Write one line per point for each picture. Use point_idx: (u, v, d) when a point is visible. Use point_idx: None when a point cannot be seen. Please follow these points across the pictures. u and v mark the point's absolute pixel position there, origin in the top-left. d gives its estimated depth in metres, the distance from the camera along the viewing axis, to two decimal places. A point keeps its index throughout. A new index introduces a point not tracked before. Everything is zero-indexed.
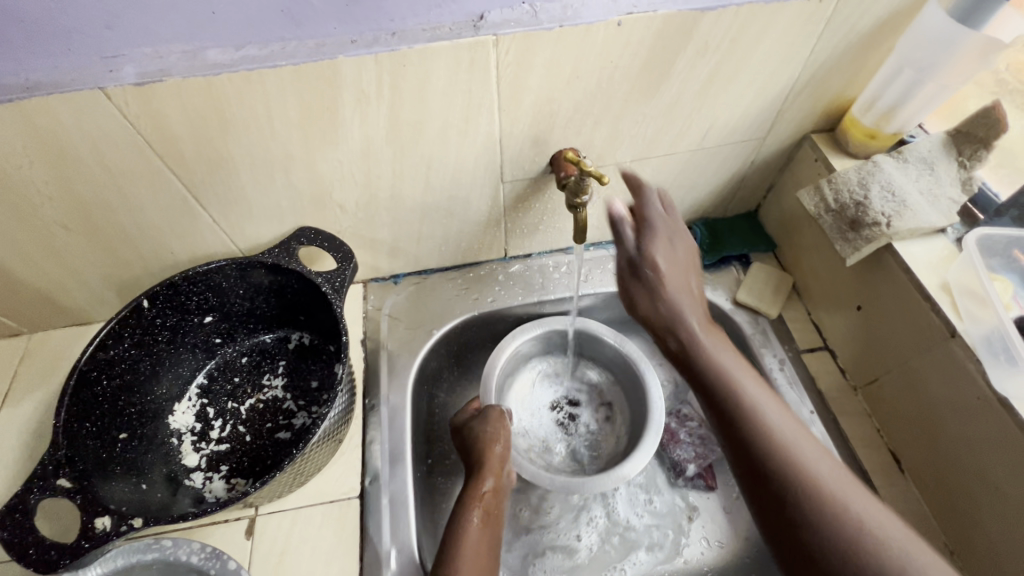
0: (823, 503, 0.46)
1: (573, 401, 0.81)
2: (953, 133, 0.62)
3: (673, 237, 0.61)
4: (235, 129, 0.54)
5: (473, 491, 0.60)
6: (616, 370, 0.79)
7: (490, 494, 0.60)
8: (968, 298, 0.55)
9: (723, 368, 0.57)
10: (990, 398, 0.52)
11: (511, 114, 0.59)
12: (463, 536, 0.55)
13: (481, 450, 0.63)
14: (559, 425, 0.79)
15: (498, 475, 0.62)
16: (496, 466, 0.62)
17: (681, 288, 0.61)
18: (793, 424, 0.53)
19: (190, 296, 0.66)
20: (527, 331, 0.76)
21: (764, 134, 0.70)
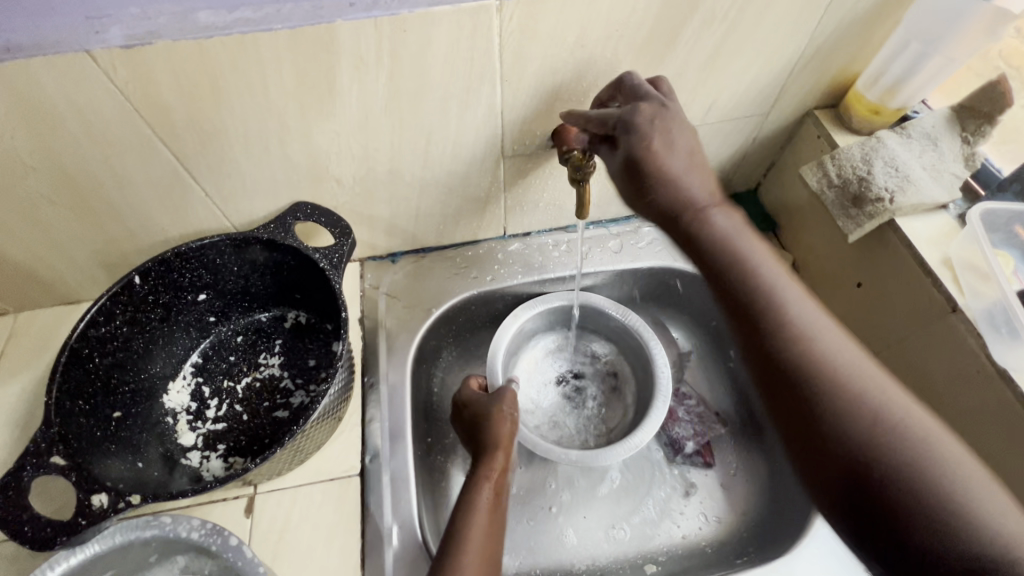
0: (856, 404, 0.43)
1: (578, 373, 0.81)
2: (958, 108, 0.62)
3: (656, 117, 0.53)
4: (228, 97, 0.52)
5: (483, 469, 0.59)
6: (622, 341, 0.80)
7: (499, 472, 0.59)
8: (970, 273, 0.56)
9: (741, 260, 0.51)
10: (990, 370, 0.53)
11: (513, 85, 0.58)
12: (473, 516, 0.54)
13: (489, 427, 0.62)
14: (566, 400, 0.79)
15: (507, 452, 0.61)
16: (504, 443, 0.61)
17: (684, 170, 0.54)
18: (820, 320, 0.48)
19: (183, 272, 0.64)
20: (533, 305, 0.77)
21: (766, 109, 0.69)
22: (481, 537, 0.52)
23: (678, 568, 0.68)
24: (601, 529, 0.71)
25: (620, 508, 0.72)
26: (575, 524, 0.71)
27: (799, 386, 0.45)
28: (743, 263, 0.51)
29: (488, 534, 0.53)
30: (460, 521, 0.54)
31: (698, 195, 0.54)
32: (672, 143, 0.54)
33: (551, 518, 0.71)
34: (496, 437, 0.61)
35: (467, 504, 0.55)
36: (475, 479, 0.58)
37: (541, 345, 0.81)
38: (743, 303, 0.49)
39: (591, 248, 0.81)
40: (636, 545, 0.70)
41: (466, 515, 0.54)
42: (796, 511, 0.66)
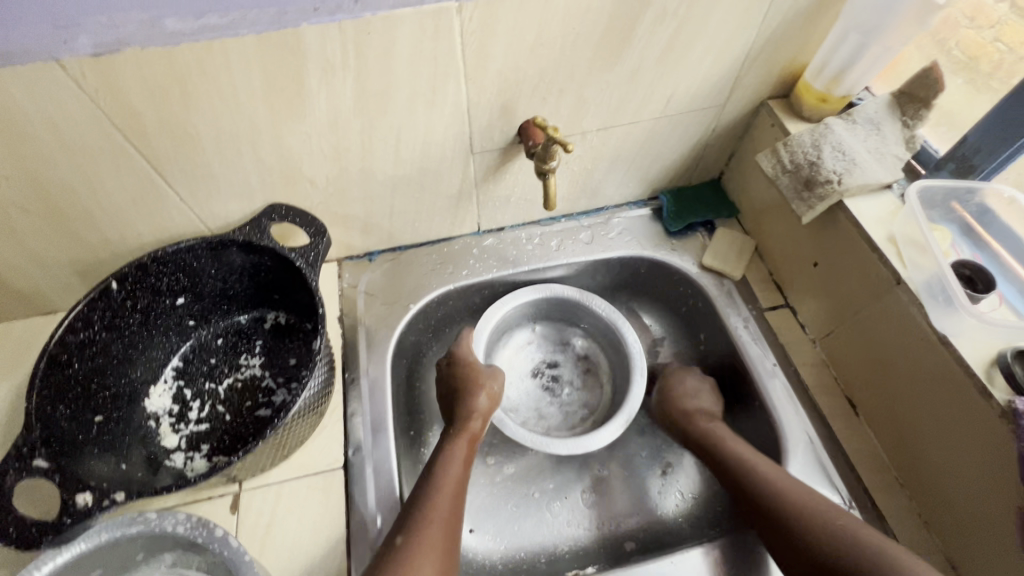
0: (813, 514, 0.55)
1: (552, 362, 0.84)
2: (897, 94, 0.66)
3: (689, 386, 0.75)
4: (198, 101, 0.53)
5: (460, 434, 0.65)
6: (590, 329, 0.83)
7: (471, 439, 0.66)
8: (911, 248, 0.59)
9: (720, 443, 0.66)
10: (930, 336, 0.56)
11: (477, 83, 0.60)
12: (447, 473, 0.61)
13: (468, 397, 0.68)
14: (545, 390, 0.82)
15: (484, 421, 0.68)
16: (481, 412, 0.68)
17: (689, 394, 0.74)
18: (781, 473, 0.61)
19: (160, 277, 0.65)
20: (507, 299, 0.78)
21: (722, 101, 0.73)
22: (450, 491, 0.59)
23: (656, 544, 0.71)
24: (581, 510, 0.73)
25: (601, 487, 0.75)
26: (561, 504, 0.74)
27: (790, 530, 0.55)
28: (724, 440, 0.67)
29: (457, 489, 0.60)
30: (435, 476, 0.60)
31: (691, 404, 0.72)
32: (687, 392, 0.74)
33: (534, 502, 0.74)
34: (474, 404, 0.68)
35: (444, 464, 0.62)
36: (451, 439, 0.65)
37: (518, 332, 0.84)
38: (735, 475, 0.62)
39: (563, 240, 0.84)
40: (616, 524, 0.73)
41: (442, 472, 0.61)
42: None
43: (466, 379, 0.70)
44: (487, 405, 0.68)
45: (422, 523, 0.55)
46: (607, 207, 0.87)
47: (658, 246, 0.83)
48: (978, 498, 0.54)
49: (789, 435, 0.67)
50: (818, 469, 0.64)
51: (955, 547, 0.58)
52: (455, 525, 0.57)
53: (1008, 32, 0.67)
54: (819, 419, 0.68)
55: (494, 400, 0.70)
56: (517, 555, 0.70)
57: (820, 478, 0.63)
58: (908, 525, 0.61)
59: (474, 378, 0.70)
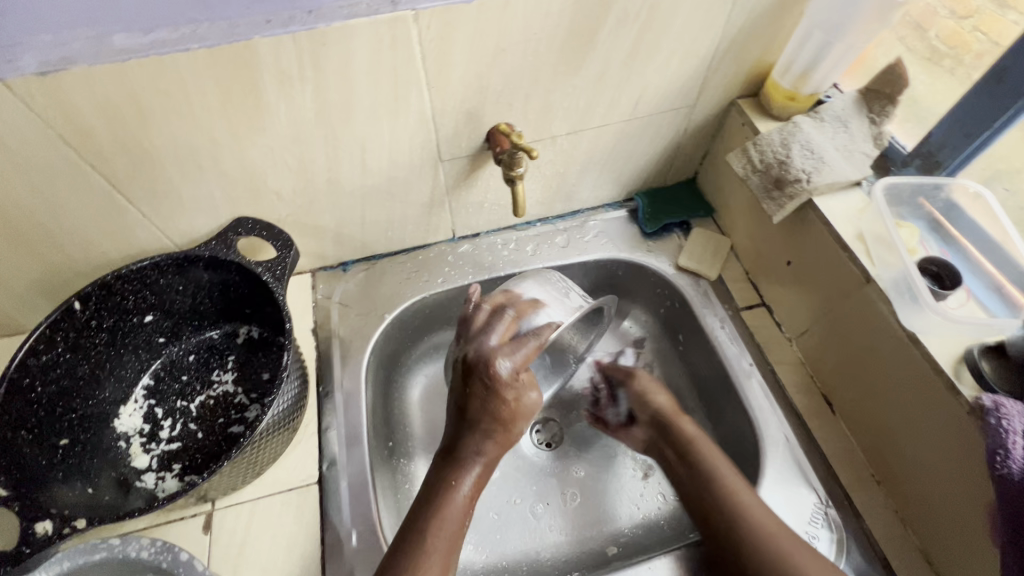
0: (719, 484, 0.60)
1: None
2: (864, 91, 0.66)
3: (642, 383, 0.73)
4: (153, 117, 0.52)
5: (458, 475, 0.57)
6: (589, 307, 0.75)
7: (476, 482, 0.57)
8: (879, 246, 0.59)
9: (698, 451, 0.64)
10: (901, 335, 0.56)
11: (440, 90, 0.59)
12: (445, 522, 0.54)
13: (485, 437, 0.57)
14: None
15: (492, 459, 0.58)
16: (490, 458, 0.58)
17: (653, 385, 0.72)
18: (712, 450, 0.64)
19: (126, 295, 0.64)
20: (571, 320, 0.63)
21: (692, 101, 0.73)
22: (445, 546, 0.53)
23: (639, 548, 0.71)
24: (562, 514, 0.73)
25: (579, 488, 0.75)
26: (542, 510, 0.73)
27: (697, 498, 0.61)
28: (693, 442, 0.65)
29: (451, 542, 0.53)
30: (427, 525, 0.53)
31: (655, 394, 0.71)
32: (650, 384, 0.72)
33: (515, 509, 0.73)
34: (487, 448, 0.58)
35: (443, 513, 0.54)
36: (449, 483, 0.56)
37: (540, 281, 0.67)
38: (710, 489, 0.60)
39: (539, 245, 0.83)
40: (599, 528, 0.72)
41: (441, 520, 0.54)
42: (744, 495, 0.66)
43: (484, 419, 0.57)
44: (498, 448, 0.58)
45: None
46: (582, 210, 0.86)
47: (634, 248, 0.83)
48: (949, 493, 0.54)
49: (767, 435, 0.66)
50: (796, 469, 0.64)
51: (931, 543, 0.58)
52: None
53: (986, 22, 0.64)
54: (795, 419, 0.68)
55: (506, 442, 0.59)
56: (498, 563, 0.69)
57: (797, 478, 0.63)
58: (884, 522, 0.61)
59: (497, 419, 0.57)
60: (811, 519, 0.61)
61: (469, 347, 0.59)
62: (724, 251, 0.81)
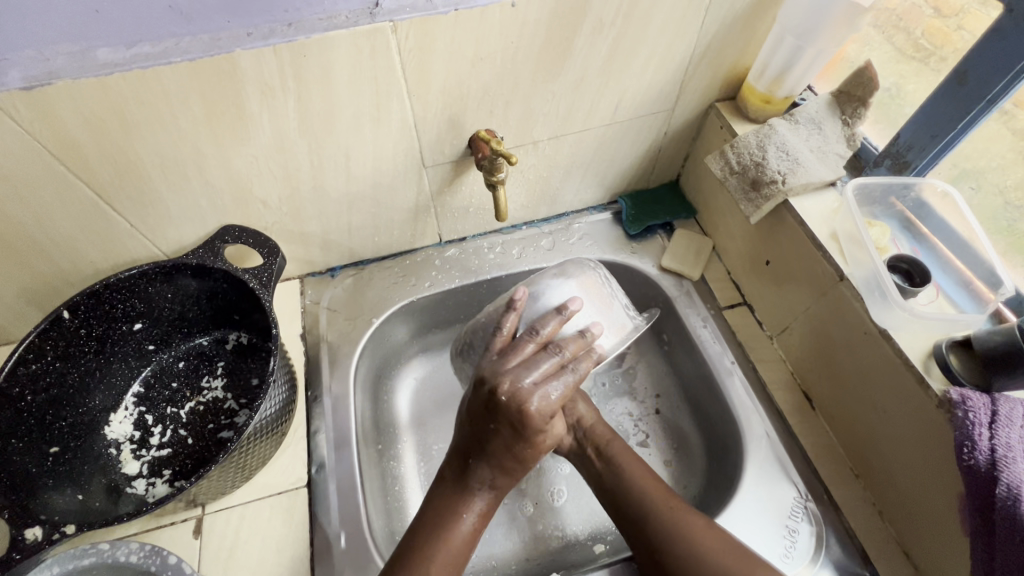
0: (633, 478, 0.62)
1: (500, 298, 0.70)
2: (836, 94, 0.67)
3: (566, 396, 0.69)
4: (138, 129, 0.53)
5: (466, 504, 0.55)
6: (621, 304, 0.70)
7: (483, 511, 0.56)
8: (850, 244, 0.60)
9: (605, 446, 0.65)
10: (874, 331, 0.57)
11: (421, 98, 0.61)
12: (448, 556, 0.53)
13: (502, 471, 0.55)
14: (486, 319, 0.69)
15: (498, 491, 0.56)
16: (501, 490, 0.57)
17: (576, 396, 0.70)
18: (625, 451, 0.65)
19: (115, 303, 0.65)
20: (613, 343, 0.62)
21: (671, 105, 0.74)
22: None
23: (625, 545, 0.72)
24: (550, 512, 0.74)
25: (565, 487, 0.76)
26: (530, 510, 0.74)
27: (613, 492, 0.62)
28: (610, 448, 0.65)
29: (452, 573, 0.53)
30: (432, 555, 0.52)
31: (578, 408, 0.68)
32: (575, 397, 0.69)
33: (503, 509, 0.74)
34: (501, 481, 0.56)
35: (443, 536, 0.53)
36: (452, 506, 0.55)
37: (585, 288, 0.64)
38: (620, 483, 0.62)
39: (524, 248, 0.85)
40: (586, 526, 0.73)
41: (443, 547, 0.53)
42: (725, 491, 0.67)
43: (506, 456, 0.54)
44: (510, 480, 0.57)
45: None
46: (567, 213, 0.88)
47: (618, 250, 0.84)
48: (921, 484, 0.56)
49: (748, 431, 0.68)
50: (777, 465, 0.65)
51: (907, 534, 0.59)
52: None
53: (970, 21, 0.60)
54: (776, 415, 0.69)
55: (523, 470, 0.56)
56: (487, 563, 0.70)
57: (777, 473, 0.64)
58: (862, 515, 0.62)
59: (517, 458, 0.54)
60: (791, 513, 0.62)
61: (504, 379, 0.52)
62: (706, 251, 0.82)
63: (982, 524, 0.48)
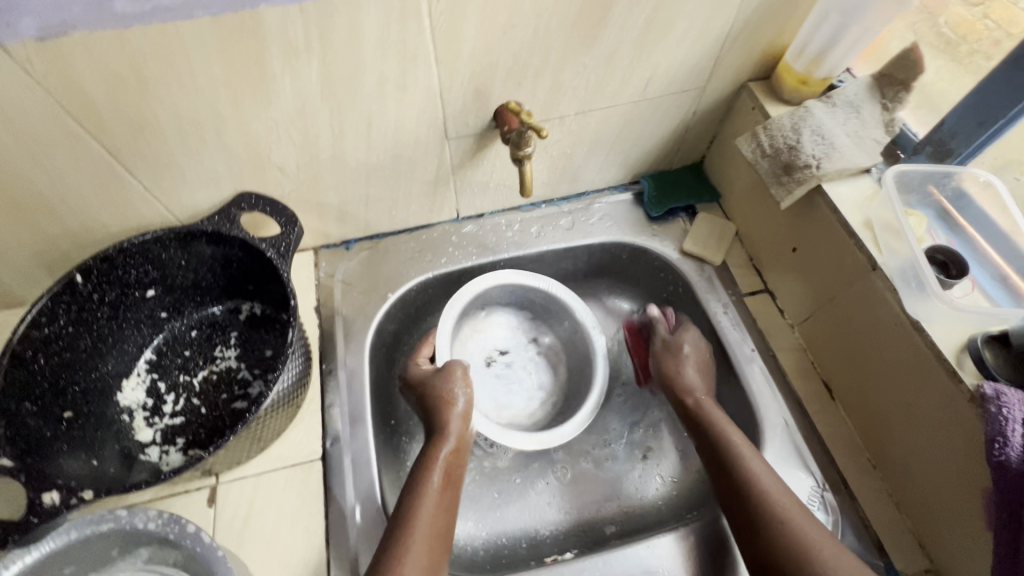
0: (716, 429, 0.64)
1: (503, 349, 0.81)
2: (877, 76, 0.65)
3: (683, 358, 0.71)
4: (155, 86, 0.51)
5: (433, 456, 0.61)
6: (525, 298, 0.80)
7: (450, 458, 0.61)
8: (886, 233, 0.59)
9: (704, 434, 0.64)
10: (905, 323, 0.56)
11: (448, 66, 0.58)
12: (426, 507, 0.56)
13: (439, 416, 0.64)
14: (500, 377, 0.80)
15: (457, 440, 0.63)
16: (458, 437, 0.63)
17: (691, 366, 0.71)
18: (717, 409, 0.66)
19: (128, 269, 0.63)
20: (444, 315, 0.72)
21: (703, 83, 0.72)
22: (431, 525, 0.55)
23: (637, 527, 0.72)
24: (561, 492, 0.74)
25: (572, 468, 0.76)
26: (541, 492, 0.74)
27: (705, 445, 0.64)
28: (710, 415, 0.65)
29: (438, 522, 0.56)
30: (409, 505, 0.56)
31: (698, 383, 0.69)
32: (691, 362, 0.71)
33: (515, 488, 0.74)
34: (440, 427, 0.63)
35: (418, 485, 0.58)
36: (424, 464, 0.61)
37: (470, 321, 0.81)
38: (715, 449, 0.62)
39: (543, 227, 0.83)
40: (597, 508, 0.73)
41: (417, 499, 0.57)
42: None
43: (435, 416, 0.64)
44: (458, 425, 0.64)
45: (397, 552, 0.52)
46: (588, 192, 0.86)
47: (639, 232, 0.82)
48: (945, 478, 0.55)
49: (766, 419, 0.67)
50: (796, 454, 0.65)
51: (924, 526, 0.59)
52: (440, 553, 0.54)
53: (997, 11, 0.65)
54: (795, 405, 0.69)
55: (466, 420, 0.65)
56: (498, 540, 0.70)
57: (794, 461, 0.64)
58: (879, 506, 0.62)
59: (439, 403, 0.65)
60: (808, 500, 0.62)
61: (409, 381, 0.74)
62: (730, 236, 0.81)
63: (1011, 522, 0.47)
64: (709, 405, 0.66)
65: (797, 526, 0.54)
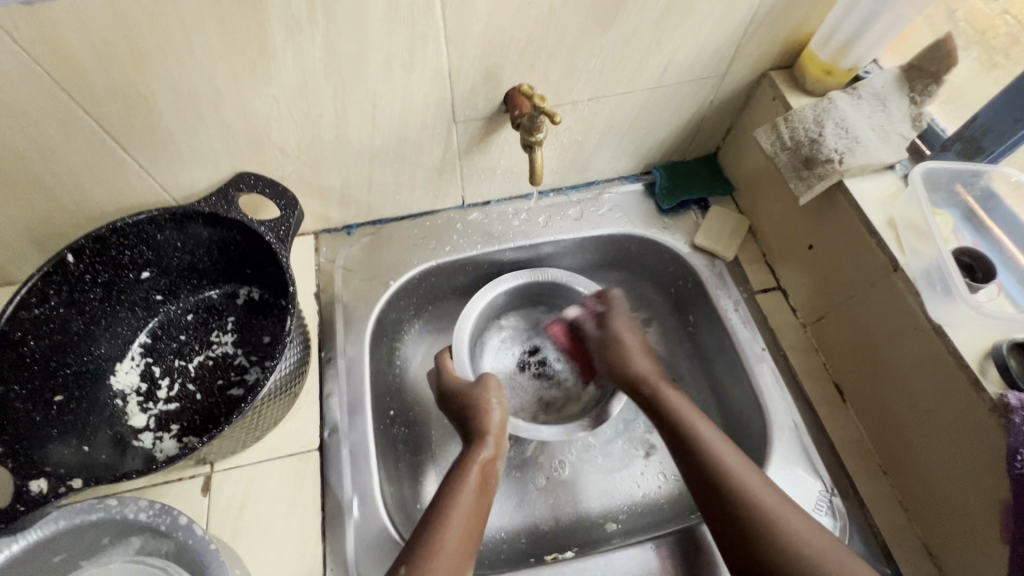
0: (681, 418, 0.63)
1: (532, 350, 0.81)
2: (906, 68, 0.62)
3: (626, 347, 0.72)
4: (149, 59, 0.48)
5: (469, 461, 0.61)
6: (534, 295, 0.80)
7: (486, 464, 0.62)
8: (911, 233, 0.57)
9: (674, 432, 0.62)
10: (926, 327, 0.54)
11: (458, 45, 0.55)
12: (459, 511, 0.56)
13: (476, 421, 0.65)
14: (539, 378, 0.79)
15: (494, 447, 0.63)
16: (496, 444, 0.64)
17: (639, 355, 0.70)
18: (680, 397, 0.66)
19: (122, 249, 0.61)
20: (456, 336, 0.73)
21: (722, 71, 0.69)
22: (463, 529, 0.55)
23: (638, 525, 0.71)
24: (561, 487, 0.73)
25: (569, 465, 0.74)
26: (541, 488, 0.73)
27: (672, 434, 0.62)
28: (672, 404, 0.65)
29: (471, 526, 0.56)
30: (442, 507, 0.57)
31: (651, 372, 0.69)
32: (639, 352, 0.71)
33: (515, 482, 0.73)
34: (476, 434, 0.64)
35: (453, 489, 0.59)
36: (459, 469, 0.61)
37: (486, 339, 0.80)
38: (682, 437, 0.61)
39: (551, 216, 0.80)
40: (598, 505, 0.72)
41: (452, 501, 0.57)
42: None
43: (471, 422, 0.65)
44: (495, 434, 0.64)
45: (429, 551, 0.52)
46: (597, 182, 0.83)
47: (650, 224, 0.80)
48: (961, 487, 0.54)
49: (775, 420, 0.65)
50: (805, 458, 0.63)
51: (934, 534, 0.58)
52: (468, 555, 0.54)
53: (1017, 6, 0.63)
54: (805, 407, 0.67)
55: (502, 429, 0.65)
56: (496, 535, 0.69)
57: (803, 465, 0.63)
58: (888, 513, 0.61)
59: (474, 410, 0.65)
60: (817, 505, 0.60)
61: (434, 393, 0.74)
62: (744, 232, 0.78)
63: None
64: (669, 393, 0.66)
65: (785, 521, 0.52)
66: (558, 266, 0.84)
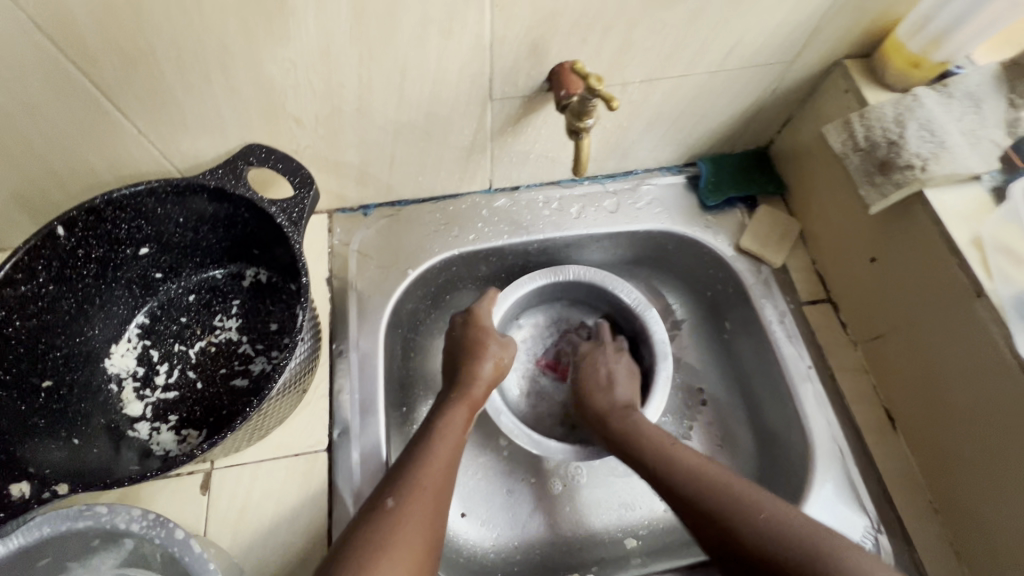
0: (641, 436, 0.59)
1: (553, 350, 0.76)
2: (1008, 65, 0.54)
3: (602, 380, 0.66)
4: (150, 11, 0.41)
5: (461, 398, 0.59)
6: (556, 293, 0.75)
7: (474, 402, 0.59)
8: (1002, 256, 0.51)
9: (648, 441, 0.58)
10: (1011, 364, 0.49)
11: (505, 11, 0.48)
12: (443, 445, 0.54)
13: (473, 357, 0.62)
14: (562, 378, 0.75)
15: (487, 388, 0.61)
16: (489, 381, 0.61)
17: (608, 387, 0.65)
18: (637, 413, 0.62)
19: (118, 223, 0.55)
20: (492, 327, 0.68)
21: (792, 57, 0.61)
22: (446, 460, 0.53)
23: (659, 545, 0.66)
24: (578, 498, 0.69)
25: (587, 471, 0.70)
26: (558, 496, 0.68)
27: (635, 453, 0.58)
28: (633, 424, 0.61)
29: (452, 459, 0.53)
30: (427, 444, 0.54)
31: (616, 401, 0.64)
32: (608, 381, 0.66)
33: (531, 489, 0.69)
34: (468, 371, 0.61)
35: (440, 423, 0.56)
36: (453, 402, 0.59)
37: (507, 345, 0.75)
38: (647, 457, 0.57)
39: (585, 206, 0.74)
40: (617, 519, 0.68)
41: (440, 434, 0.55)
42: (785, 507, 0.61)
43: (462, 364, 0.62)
44: (490, 376, 0.62)
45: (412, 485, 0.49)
46: (637, 171, 0.76)
47: (691, 222, 0.73)
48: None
49: (820, 446, 0.61)
50: (849, 489, 0.59)
51: None
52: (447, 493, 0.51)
53: None
54: (852, 431, 0.62)
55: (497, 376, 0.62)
56: (508, 544, 0.66)
57: (847, 497, 0.58)
58: (936, 553, 0.56)
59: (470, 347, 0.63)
60: (860, 539, 0.56)
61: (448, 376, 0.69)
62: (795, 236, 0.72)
63: None
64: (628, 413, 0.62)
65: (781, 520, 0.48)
66: (586, 260, 0.78)
